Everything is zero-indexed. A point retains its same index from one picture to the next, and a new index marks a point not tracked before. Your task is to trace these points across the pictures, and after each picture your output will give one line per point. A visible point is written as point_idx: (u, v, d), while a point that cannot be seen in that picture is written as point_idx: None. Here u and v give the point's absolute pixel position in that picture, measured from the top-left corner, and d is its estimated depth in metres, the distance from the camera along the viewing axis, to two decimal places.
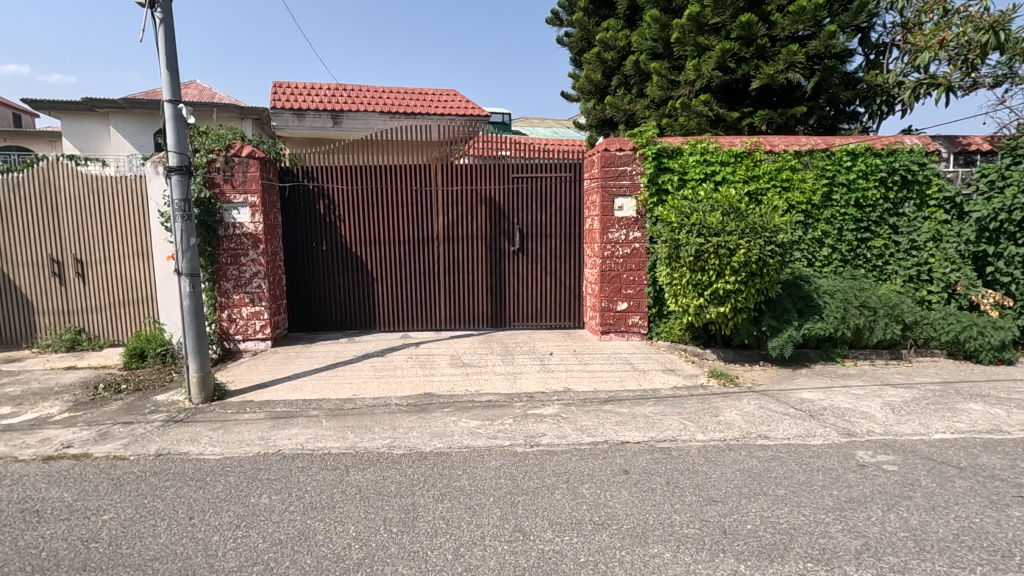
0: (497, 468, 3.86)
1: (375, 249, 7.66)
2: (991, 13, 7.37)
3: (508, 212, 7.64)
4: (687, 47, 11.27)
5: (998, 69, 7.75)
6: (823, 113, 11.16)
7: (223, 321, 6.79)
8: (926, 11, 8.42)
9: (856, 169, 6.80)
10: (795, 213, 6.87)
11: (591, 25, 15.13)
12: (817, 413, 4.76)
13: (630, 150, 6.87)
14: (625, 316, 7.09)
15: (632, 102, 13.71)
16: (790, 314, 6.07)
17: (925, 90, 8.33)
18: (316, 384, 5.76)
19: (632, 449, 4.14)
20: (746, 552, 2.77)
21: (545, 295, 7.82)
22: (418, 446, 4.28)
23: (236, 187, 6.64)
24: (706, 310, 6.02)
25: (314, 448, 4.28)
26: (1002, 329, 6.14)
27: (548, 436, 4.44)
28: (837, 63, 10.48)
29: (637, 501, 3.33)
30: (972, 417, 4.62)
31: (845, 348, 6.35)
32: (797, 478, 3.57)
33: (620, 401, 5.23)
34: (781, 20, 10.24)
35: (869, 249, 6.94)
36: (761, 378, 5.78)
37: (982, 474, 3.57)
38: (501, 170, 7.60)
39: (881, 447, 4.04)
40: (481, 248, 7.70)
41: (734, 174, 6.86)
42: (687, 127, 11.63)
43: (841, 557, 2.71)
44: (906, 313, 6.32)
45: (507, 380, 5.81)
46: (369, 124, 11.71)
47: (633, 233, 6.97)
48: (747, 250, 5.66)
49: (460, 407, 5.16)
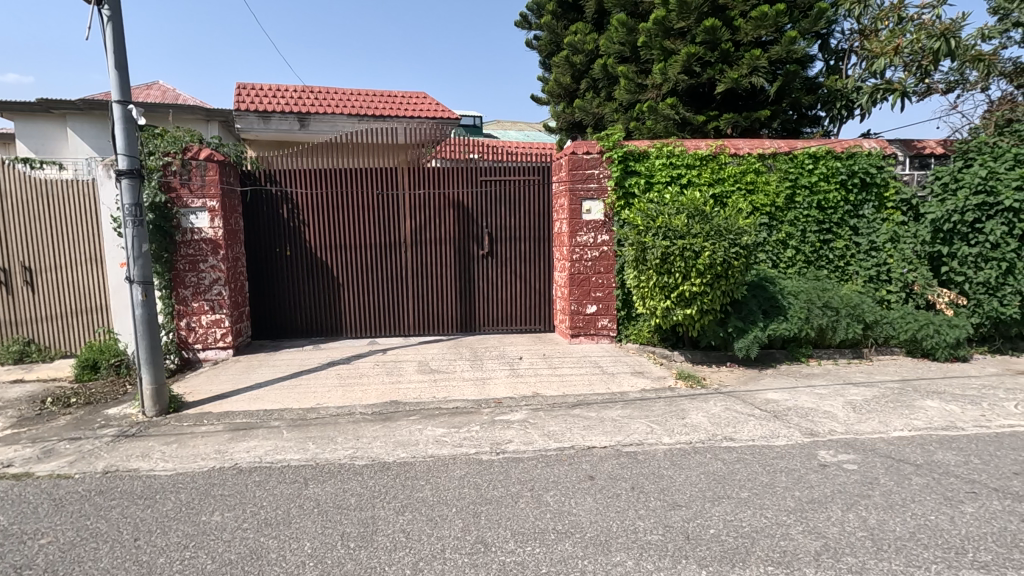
0: (460, 477, 3.79)
1: (341, 255, 7.50)
2: (942, 21, 7.62)
3: (476, 216, 7.57)
4: (653, 51, 11.41)
5: (950, 75, 8.01)
6: (786, 116, 11.35)
7: (181, 330, 6.54)
8: (882, 19, 8.66)
9: (817, 171, 6.94)
10: (759, 215, 6.96)
11: (560, 28, 15.22)
12: (781, 413, 4.81)
13: (597, 153, 6.89)
14: (594, 319, 7.09)
15: (601, 106, 13.79)
16: (756, 316, 6.14)
17: (881, 95, 8.57)
18: (278, 394, 5.59)
19: (599, 453, 4.11)
20: (709, 557, 2.76)
21: (515, 299, 7.77)
22: (382, 456, 4.18)
23: (194, 191, 6.43)
24: (674, 313, 6.05)
25: (272, 461, 4.14)
26: (957, 327, 6.31)
27: (515, 442, 4.38)
28: (798, 68, 10.66)
29: (601, 508, 3.30)
30: (928, 414, 4.73)
31: (809, 348, 6.44)
32: (760, 480, 3.58)
33: (588, 406, 5.20)
34: (744, 26, 10.44)
35: (831, 250, 7.08)
36: (728, 379, 5.83)
37: (938, 472, 3.63)
38: (469, 174, 7.53)
39: (843, 447, 4.09)
40: (450, 252, 7.61)
41: (700, 176, 6.92)
42: (655, 130, 11.78)
43: (800, 559, 2.71)
44: (867, 313, 6.44)
45: (475, 387, 5.73)
46: (337, 128, 11.51)
47: (601, 236, 6.97)
48: (713, 253, 5.70)
49: (426, 414, 5.07)
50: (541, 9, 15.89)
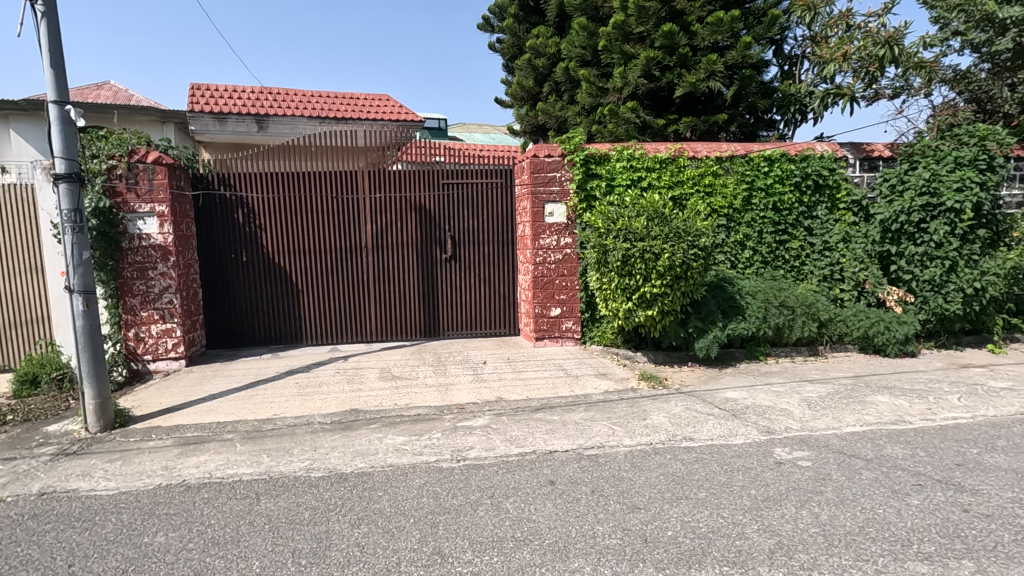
0: (420, 487, 3.71)
1: (300, 260, 7.32)
2: (886, 29, 7.93)
3: (439, 219, 7.49)
4: (613, 55, 11.58)
5: (896, 81, 8.32)
6: (742, 120, 11.59)
7: (129, 340, 6.27)
8: (832, 26, 8.94)
9: (773, 174, 7.10)
10: (717, 217, 7.10)
11: (522, 32, 15.31)
12: (739, 412, 4.88)
13: (558, 156, 6.92)
14: (558, 321, 7.09)
15: (564, 109, 13.89)
16: (715, 316, 6.25)
17: (832, 99, 8.86)
18: (232, 406, 5.39)
19: (560, 458, 4.09)
20: (666, 560, 2.76)
21: (479, 303, 7.71)
22: (339, 467, 4.06)
23: (141, 196, 6.17)
24: (636, 314, 6.10)
25: (223, 476, 3.98)
26: (905, 323, 6.54)
27: (476, 449, 4.33)
28: (754, 73, 10.92)
29: (560, 513, 3.27)
30: (879, 409, 4.87)
31: (767, 347, 6.58)
32: (718, 480, 3.61)
33: (551, 409, 5.18)
34: (701, 31, 10.65)
35: (787, 250, 7.26)
36: (689, 379, 5.90)
37: (886, 465, 3.74)
38: (430, 177, 7.44)
39: (798, 444, 4.17)
40: (412, 256, 7.51)
41: (660, 179, 7.01)
42: (616, 133, 11.92)
43: (754, 558, 2.74)
44: (821, 311, 6.61)
45: (438, 393, 5.64)
46: (298, 130, 11.24)
47: (564, 238, 7.00)
48: (672, 255, 5.77)
49: (387, 422, 4.97)
50: (503, 12, 15.97)
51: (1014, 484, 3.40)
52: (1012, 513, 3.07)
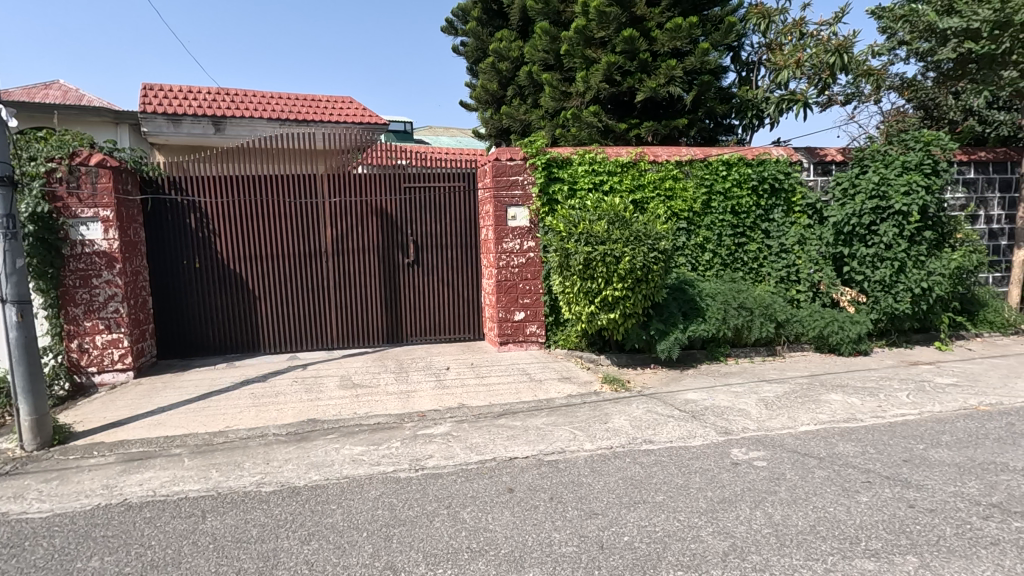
0: (375, 498, 3.61)
1: (257, 265, 7.11)
2: (837, 37, 8.19)
3: (401, 224, 7.38)
4: (576, 59, 11.70)
5: (848, 88, 8.59)
6: (702, 125, 11.80)
7: (72, 352, 5.97)
8: (786, 34, 9.21)
9: (731, 178, 7.23)
10: (678, 220, 7.20)
11: (485, 35, 15.41)
12: (698, 413, 4.93)
13: (520, 159, 6.89)
14: (522, 326, 7.06)
15: (528, 113, 13.94)
16: (676, 318, 6.31)
17: (786, 105, 9.09)
18: (183, 418, 5.18)
19: (520, 464, 4.04)
20: (621, 566, 2.74)
21: (443, 308, 7.62)
22: (292, 481, 3.93)
23: (84, 200, 5.90)
24: (598, 318, 6.13)
25: (168, 493, 3.80)
26: (858, 323, 6.74)
27: (435, 457, 4.25)
28: (712, 79, 11.15)
29: (517, 522, 3.23)
30: (832, 408, 4.98)
31: (727, 348, 6.68)
32: (675, 482, 3.62)
33: (514, 415, 5.14)
34: (661, 37, 10.91)
35: (745, 253, 7.40)
36: (651, 381, 5.94)
37: (838, 463, 3.82)
38: (392, 180, 7.32)
39: (754, 444, 4.23)
40: (374, 261, 7.38)
41: (621, 183, 7.06)
42: (580, 137, 12.02)
43: (709, 561, 2.74)
44: (778, 312, 6.75)
45: (399, 400, 5.53)
46: (256, 132, 10.94)
47: (527, 242, 6.98)
48: (633, 258, 5.80)
49: (345, 432, 4.84)
50: (467, 16, 15.98)
51: (956, 479, 3.51)
52: (954, 507, 3.16)
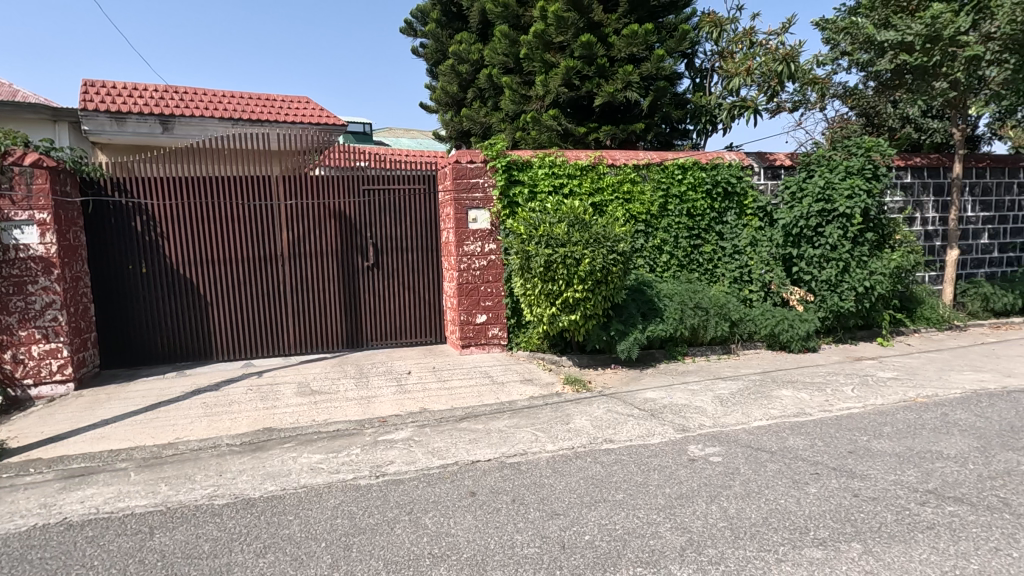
0: (334, 507, 3.54)
1: (209, 269, 6.87)
2: (784, 47, 8.53)
3: (360, 226, 7.26)
4: (535, 63, 11.82)
5: (795, 96, 8.95)
6: (659, 130, 12.06)
7: (5, 363, 5.62)
8: (737, 42, 9.53)
9: (686, 181, 7.43)
10: (636, 223, 7.34)
11: (444, 37, 15.39)
12: (657, 411, 5.04)
13: (481, 162, 6.91)
14: (484, 328, 7.06)
15: (488, 115, 14.04)
16: (635, 318, 6.43)
17: (737, 111, 9.41)
18: (129, 431, 4.93)
19: (482, 467, 4.04)
20: (582, 565, 2.77)
21: (404, 311, 7.54)
22: (246, 492, 3.80)
23: (17, 202, 5.57)
24: (559, 319, 6.18)
25: (113, 510, 3.62)
26: (806, 321, 7.03)
27: (396, 463, 4.19)
28: (667, 85, 11.35)
29: (480, 525, 3.22)
30: (783, 403, 5.18)
31: (684, 347, 6.85)
32: (634, 480, 3.69)
33: (476, 418, 5.13)
34: (617, 42, 11.15)
35: (700, 254, 7.60)
36: (611, 381, 6.04)
37: (788, 456, 3.97)
38: (351, 182, 7.19)
39: (710, 440, 4.35)
40: (332, 265, 7.23)
41: (581, 186, 7.15)
42: (540, 140, 12.13)
43: (667, 556, 2.80)
44: (732, 311, 6.97)
45: (359, 406, 5.44)
46: (208, 132, 10.56)
47: (488, 245, 6.99)
48: (592, 260, 5.88)
49: (303, 440, 4.72)
50: (427, 17, 15.96)
51: (897, 468, 3.70)
52: (894, 495, 3.33)
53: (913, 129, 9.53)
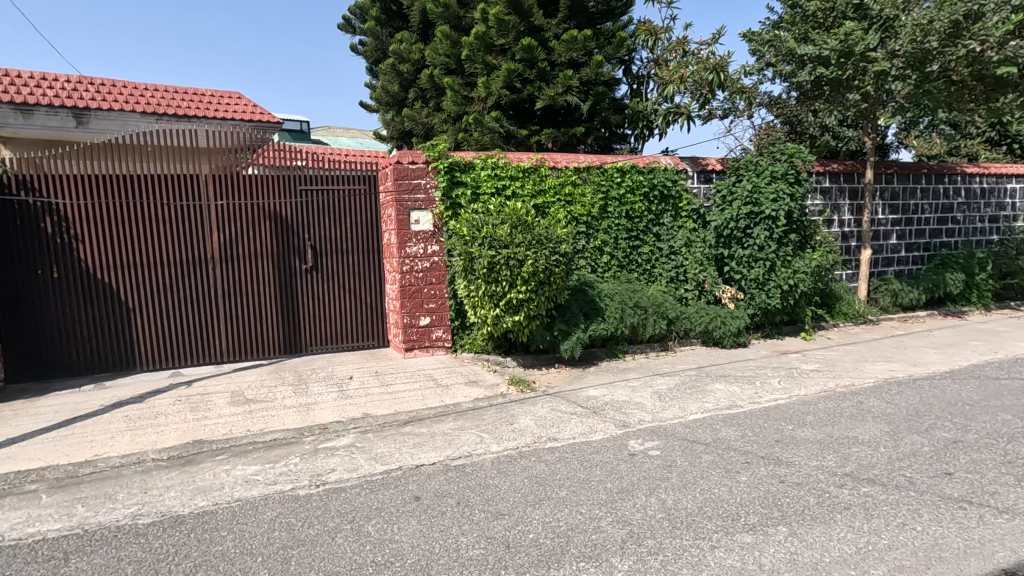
0: (271, 520, 3.40)
1: (130, 273, 6.45)
2: (714, 56, 8.95)
3: (297, 228, 7.02)
4: (477, 65, 11.89)
5: (725, 103, 9.40)
6: (598, 134, 12.33)
7: None
8: (671, 50, 9.90)
9: (625, 184, 7.65)
10: (578, 224, 7.49)
11: (384, 35, 15.16)
12: (599, 409, 5.16)
13: (423, 163, 6.86)
14: (428, 331, 7.00)
15: (430, 116, 13.93)
16: (577, 318, 6.56)
17: (672, 117, 9.78)
18: (39, 450, 4.55)
19: (427, 471, 4.00)
20: (526, 563, 2.80)
21: (345, 315, 7.35)
22: (175, 509, 3.59)
23: None
24: (503, 320, 6.22)
25: (22, 536, 3.33)
26: (737, 318, 7.40)
27: (337, 471, 4.08)
28: (606, 90, 11.67)
29: (424, 530, 3.19)
30: (717, 396, 5.43)
31: (625, 345, 7.05)
32: (577, 477, 3.77)
33: (420, 422, 5.07)
34: (557, 47, 11.33)
35: (639, 255, 7.83)
36: (555, 380, 6.13)
37: (721, 447, 4.17)
38: (287, 182, 6.94)
39: (649, 434, 4.50)
40: (267, 268, 6.95)
41: (523, 188, 7.22)
42: (482, 142, 12.16)
43: (608, 550, 2.88)
44: (670, 310, 7.22)
45: (298, 413, 5.26)
46: (128, 127, 9.90)
47: (431, 246, 6.94)
48: (535, 261, 5.95)
49: (237, 452, 4.52)
50: (365, 14, 15.63)
51: (818, 454, 3.96)
52: (816, 479, 3.57)
53: (832, 138, 10.41)
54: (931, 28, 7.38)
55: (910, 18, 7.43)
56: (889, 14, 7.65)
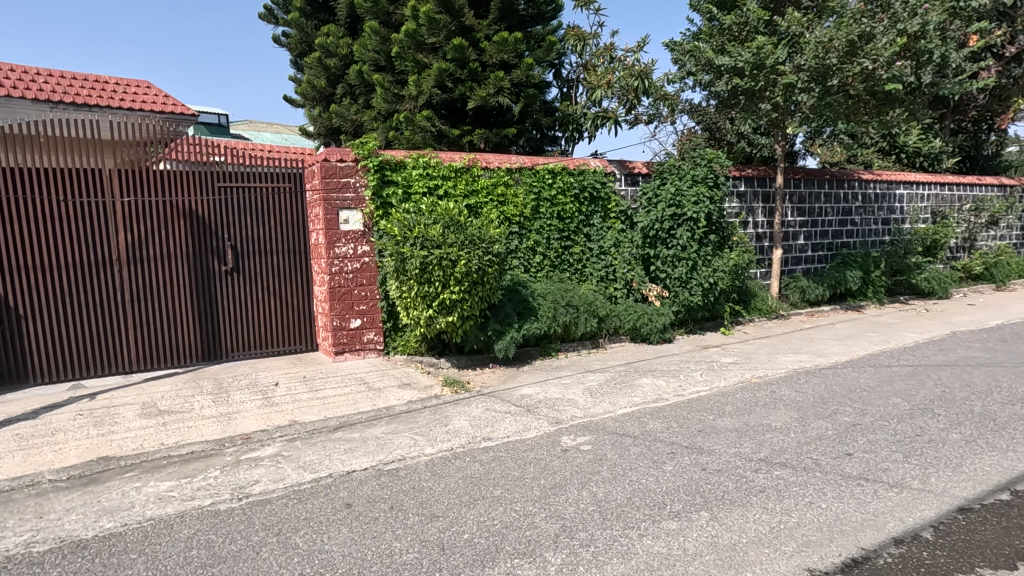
0: (188, 538, 3.19)
1: (21, 277, 5.84)
2: (639, 63, 9.25)
3: (216, 228, 6.64)
4: (407, 63, 11.80)
5: (650, 109, 9.79)
6: (529, 136, 12.40)
7: None
8: (599, 56, 10.18)
9: (556, 185, 7.80)
10: (510, 225, 7.55)
11: (309, 28, 14.64)
12: (532, 407, 5.23)
13: (351, 161, 6.69)
14: (358, 333, 6.83)
15: (359, 113, 13.60)
16: (511, 318, 6.61)
17: (600, 121, 10.06)
18: None
19: (359, 477, 3.90)
20: (461, 564, 2.79)
21: (269, 319, 7.01)
22: (77, 533, 3.30)
23: None
24: (436, 321, 6.16)
25: None
26: (663, 314, 7.72)
27: (262, 482, 3.90)
28: (536, 93, 11.75)
29: (356, 537, 3.10)
30: (645, 390, 5.65)
31: (558, 343, 7.19)
32: (512, 475, 3.80)
33: (351, 427, 4.94)
34: (489, 48, 11.38)
35: (571, 255, 8.01)
36: (489, 380, 6.15)
37: (649, 439, 4.35)
38: (204, 178, 6.55)
39: (581, 430, 4.62)
40: (182, 270, 6.53)
41: (455, 188, 7.19)
42: (413, 141, 12.03)
43: (541, 545, 2.93)
44: (600, 308, 7.42)
45: (218, 423, 4.97)
46: (17, 115, 8.97)
47: (361, 246, 6.78)
48: (468, 261, 5.94)
49: (150, 468, 4.21)
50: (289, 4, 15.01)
51: (736, 441, 4.22)
52: (734, 465, 3.80)
53: (747, 144, 11.11)
54: (831, 46, 8.01)
55: (813, 36, 8.03)
56: (795, 31, 8.23)
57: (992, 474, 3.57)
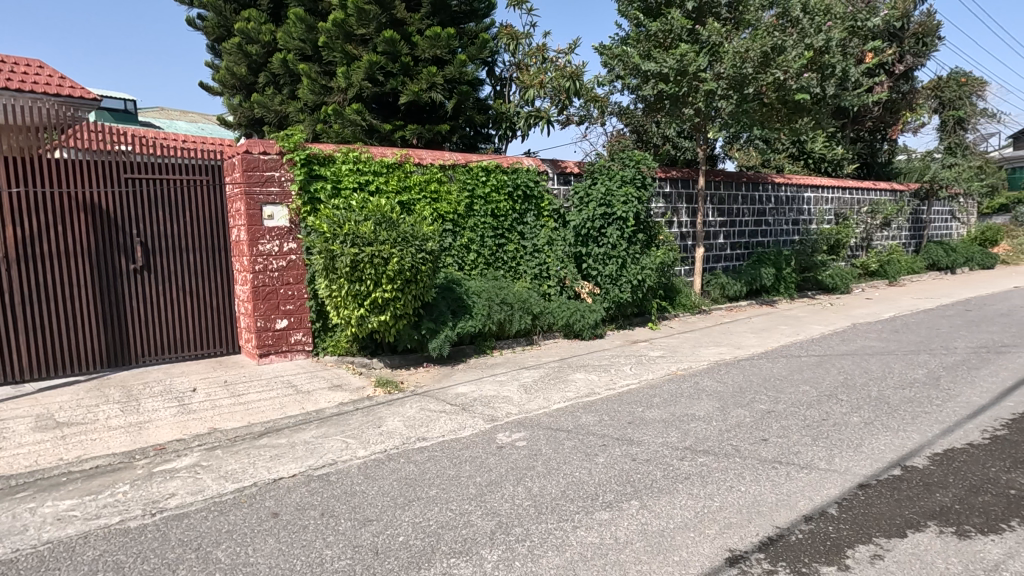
0: (93, 560, 2.93)
1: None
2: (571, 65, 9.48)
3: (122, 222, 6.13)
4: (335, 53, 11.37)
5: (580, 110, 10.00)
6: (463, 133, 12.31)
7: None
8: (531, 56, 10.31)
9: (489, 183, 7.81)
10: (444, 222, 7.48)
11: (228, 12, 13.81)
12: (467, 405, 5.22)
13: (276, 154, 6.42)
14: (285, 334, 6.54)
15: (284, 104, 12.99)
16: (445, 316, 6.54)
17: (534, 121, 10.15)
18: None
19: (286, 485, 3.73)
20: (396, 568, 2.74)
21: (184, 320, 6.54)
22: None
23: None
24: (368, 320, 6.00)
25: None
26: (594, 311, 7.92)
27: (179, 495, 3.64)
28: (469, 90, 11.69)
29: (283, 548, 2.97)
30: (578, 385, 5.78)
31: (493, 341, 7.20)
32: (447, 474, 3.78)
33: (278, 432, 4.72)
34: (421, 43, 11.22)
35: (505, 253, 8.05)
36: (423, 380, 6.06)
37: (581, 433, 4.45)
38: (108, 169, 6.04)
39: (516, 426, 4.66)
40: (83, 268, 5.97)
41: (387, 184, 7.02)
42: (342, 134, 11.60)
43: (477, 543, 2.92)
44: (534, 305, 7.52)
45: (128, 434, 4.59)
46: None
47: (287, 244, 6.51)
48: (401, 259, 5.83)
49: (47, 486, 3.82)
50: None
51: (664, 431, 4.40)
52: (662, 454, 3.96)
53: (671, 147, 11.69)
54: (747, 56, 8.53)
55: (732, 46, 8.52)
56: (715, 40, 8.64)
57: (886, 452, 3.94)
